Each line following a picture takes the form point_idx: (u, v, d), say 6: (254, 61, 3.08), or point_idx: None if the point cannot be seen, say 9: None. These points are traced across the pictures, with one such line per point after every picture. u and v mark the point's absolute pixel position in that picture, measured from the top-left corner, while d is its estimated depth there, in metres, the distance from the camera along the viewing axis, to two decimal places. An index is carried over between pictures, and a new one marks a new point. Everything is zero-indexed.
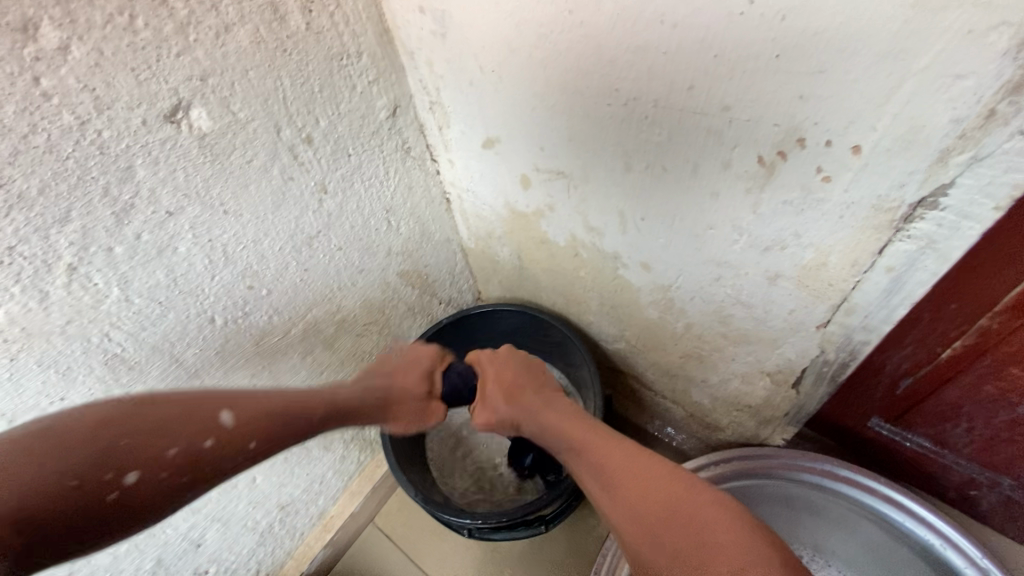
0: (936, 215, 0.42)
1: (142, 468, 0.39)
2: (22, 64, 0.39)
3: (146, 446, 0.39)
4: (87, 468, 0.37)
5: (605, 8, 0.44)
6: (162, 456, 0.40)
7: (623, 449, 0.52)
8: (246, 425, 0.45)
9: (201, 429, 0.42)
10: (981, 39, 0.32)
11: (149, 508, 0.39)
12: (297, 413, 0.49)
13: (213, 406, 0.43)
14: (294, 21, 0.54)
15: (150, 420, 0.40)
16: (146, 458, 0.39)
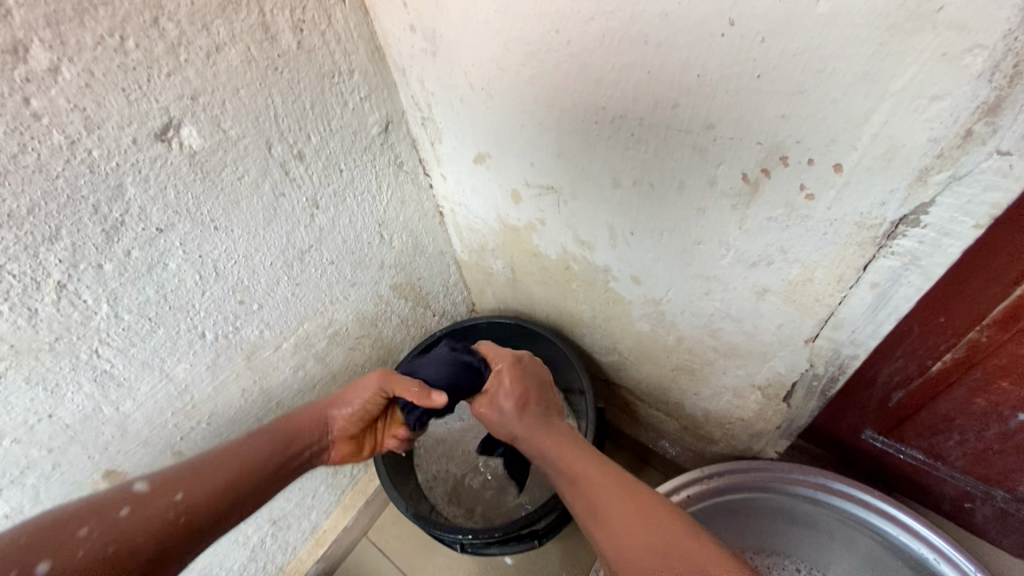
0: (918, 232, 0.42)
1: (56, 554, 0.42)
2: (12, 86, 0.39)
3: (54, 536, 0.43)
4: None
5: (590, 29, 0.45)
6: (76, 536, 0.44)
7: (626, 486, 0.49)
8: (158, 484, 0.49)
9: (110, 505, 0.46)
10: (956, 62, 0.32)
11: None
12: (211, 468, 0.52)
13: (122, 490, 0.48)
14: (285, 40, 0.54)
15: (53, 515, 0.44)
16: (60, 545, 0.42)
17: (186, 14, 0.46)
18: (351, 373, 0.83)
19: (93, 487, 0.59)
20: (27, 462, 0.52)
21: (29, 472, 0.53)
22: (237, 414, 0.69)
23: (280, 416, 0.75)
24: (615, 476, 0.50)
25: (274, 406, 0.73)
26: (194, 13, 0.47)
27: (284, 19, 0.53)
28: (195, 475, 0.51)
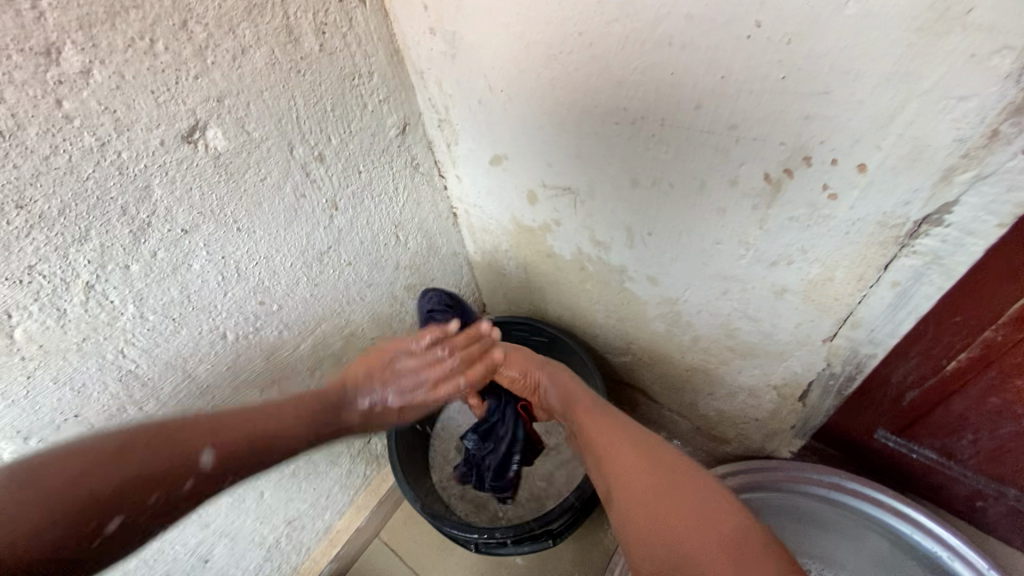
0: (940, 232, 0.42)
1: (124, 513, 0.43)
2: (45, 88, 0.40)
3: (122, 498, 0.42)
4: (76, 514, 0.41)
5: (613, 31, 0.45)
6: (143, 504, 0.44)
7: (653, 458, 0.50)
8: (224, 466, 0.47)
9: (179, 472, 0.45)
10: (984, 62, 0.33)
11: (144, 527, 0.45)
12: (266, 431, 0.51)
13: (191, 448, 0.46)
14: (308, 43, 0.55)
15: (129, 466, 0.43)
16: (128, 504, 0.43)
17: (213, 18, 0.47)
18: None
19: None
20: None
21: None
22: None
23: None
24: (643, 449, 0.51)
25: None
26: (221, 16, 0.47)
27: (307, 22, 0.54)
28: (247, 458, 0.49)
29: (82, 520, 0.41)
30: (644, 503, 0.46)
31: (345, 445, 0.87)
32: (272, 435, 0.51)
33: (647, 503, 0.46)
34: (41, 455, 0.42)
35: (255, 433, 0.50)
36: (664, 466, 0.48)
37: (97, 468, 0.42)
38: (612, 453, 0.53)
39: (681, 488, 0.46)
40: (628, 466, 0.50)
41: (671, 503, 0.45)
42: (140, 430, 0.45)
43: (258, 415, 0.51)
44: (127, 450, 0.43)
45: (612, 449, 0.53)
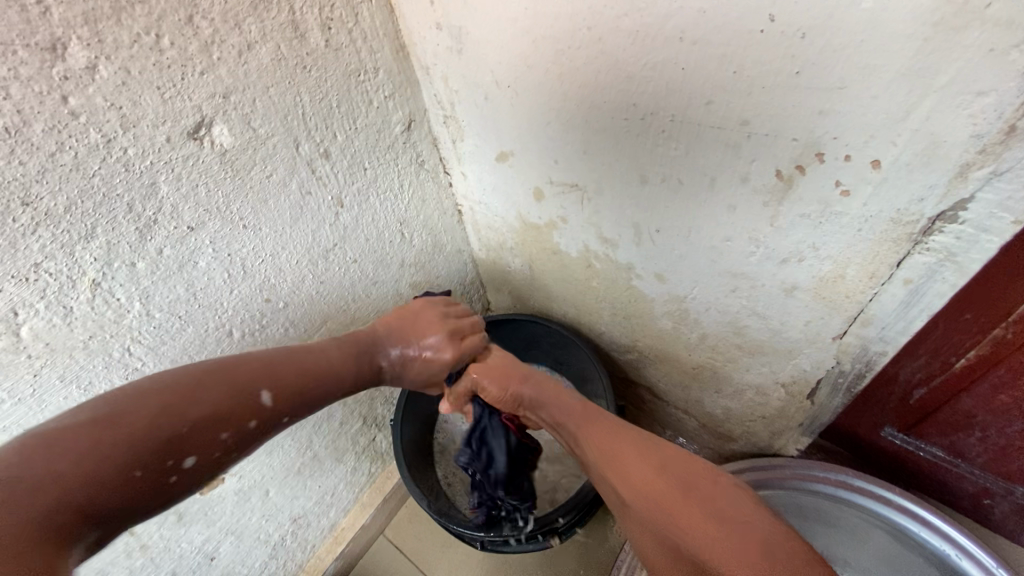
0: (955, 229, 0.42)
1: (198, 452, 0.43)
2: (51, 84, 0.39)
3: (199, 436, 0.43)
4: (154, 454, 0.40)
5: (624, 25, 0.45)
6: (215, 440, 0.44)
7: (658, 456, 0.47)
8: (283, 406, 0.49)
9: (246, 411, 0.46)
10: (1002, 57, 0.32)
11: (211, 472, 0.45)
12: (321, 371, 0.52)
13: (255, 388, 0.47)
14: (314, 39, 0.54)
15: (201, 407, 0.43)
16: (202, 443, 0.43)
17: (219, 13, 0.46)
18: None
19: None
20: None
21: None
22: None
23: None
24: (648, 445, 0.49)
25: None
26: (227, 11, 0.47)
27: (313, 17, 0.53)
28: (306, 398, 0.51)
29: (162, 460, 0.41)
30: (654, 496, 0.44)
31: (351, 443, 0.87)
32: (325, 381, 0.53)
33: (658, 498, 0.44)
34: (104, 399, 0.41)
35: (310, 379, 0.52)
36: (671, 463, 0.46)
37: (174, 404, 0.42)
38: (613, 451, 0.50)
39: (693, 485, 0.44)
40: (631, 463, 0.48)
41: (682, 498, 0.43)
42: (199, 370, 0.45)
43: (310, 361, 0.52)
44: (192, 391, 0.44)
45: (612, 448, 0.51)
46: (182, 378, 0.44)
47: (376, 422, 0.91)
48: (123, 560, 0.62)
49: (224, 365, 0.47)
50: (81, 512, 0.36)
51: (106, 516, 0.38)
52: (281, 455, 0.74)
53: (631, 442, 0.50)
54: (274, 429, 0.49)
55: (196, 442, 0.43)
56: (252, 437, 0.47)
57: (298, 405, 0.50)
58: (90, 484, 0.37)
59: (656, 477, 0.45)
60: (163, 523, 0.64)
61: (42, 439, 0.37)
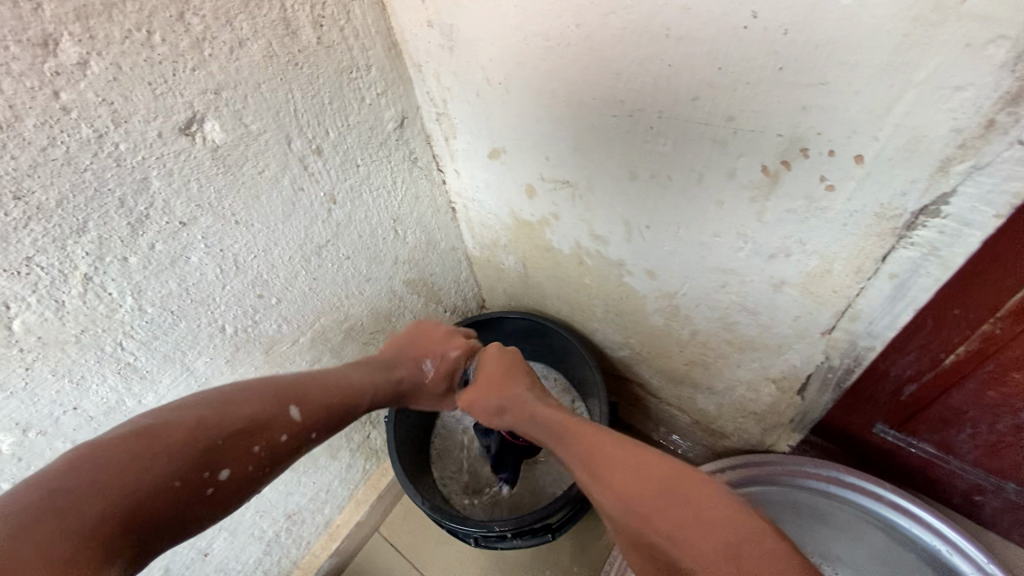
0: (938, 223, 0.42)
1: (233, 465, 0.44)
2: (42, 79, 0.40)
3: (234, 448, 0.44)
4: (193, 465, 0.40)
5: (611, 22, 0.45)
6: (250, 453, 0.45)
7: (646, 462, 0.45)
8: (312, 421, 0.51)
9: (278, 425, 0.48)
10: (980, 51, 0.33)
11: (240, 493, 0.44)
12: (341, 389, 0.55)
13: (284, 403, 0.49)
14: (305, 36, 0.55)
15: (235, 420, 0.45)
16: (235, 456, 0.44)
17: (210, 9, 0.47)
18: None
19: None
20: (53, 453, 0.53)
21: None
22: None
23: None
24: (637, 451, 0.47)
25: None
26: (218, 8, 0.47)
27: (305, 14, 0.54)
28: (331, 412, 0.53)
29: (200, 469, 0.41)
30: (640, 502, 0.42)
31: (345, 440, 0.88)
32: (346, 397, 0.56)
33: (645, 504, 0.42)
34: (142, 417, 0.41)
35: (333, 394, 0.54)
36: (660, 467, 0.44)
37: (211, 417, 0.43)
38: (600, 458, 0.48)
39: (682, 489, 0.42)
40: (617, 469, 0.46)
41: (670, 504, 0.41)
42: (230, 389, 0.47)
43: (331, 378, 0.55)
44: (230, 403, 0.46)
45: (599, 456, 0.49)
46: (213, 396, 0.46)
47: (371, 419, 0.91)
48: None
49: (252, 384, 0.49)
50: (123, 522, 0.35)
51: (145, 529, 0.37)
52: None
53: (620, 449, 0.48)
54: (303, 447, 0.50)
55: (233, 457, 0.44)
56: (281, 455, 0.48)
57: (322, 420, 0.52)
58: (132, 489, 0.36)
59: (644, 483, 0.43)
60: None
61: (85, 451, 0.37)
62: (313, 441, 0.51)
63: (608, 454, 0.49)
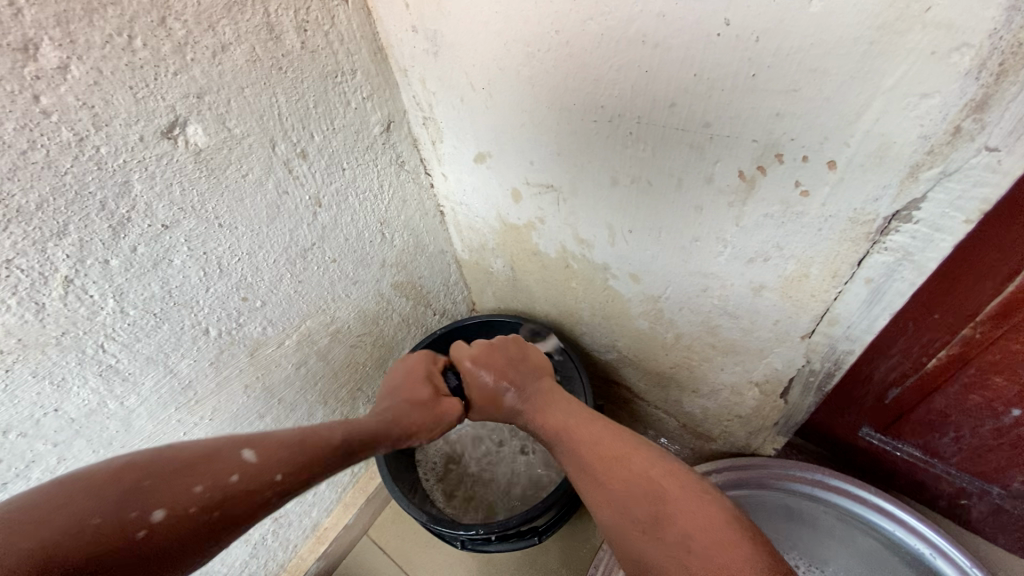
0: (910, 228, 0.43)
1: (170, 504, 0.36)
2: (22, 83, 0.40)
3: (169, 486, 0.37)
4: (115, 505, 0.36)
5: (590, 28, 0.46)
6: (188, 494, 0.36)
7: (624, 460, 0.51)
8: (268, 460, 0.38)
9: (225, 464, 0.38)
10: (944, 60, 0.33)
11: (188, 540, 0.37)
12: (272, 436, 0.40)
13: (235, 443, 0.39)
14: (289, 41, 0.55)
15: (176, 459, 0.38)
16: (173, 493, 0.36)
17: (192, 15, 0.47)
18: (353, 370, 0.84)
19: None
20: (33, 455, 0.52)
21: (34, 465, 0.53)
22: (239, 412, 0.69)
23: (282, 412, 0.75)
24: (615, 447, 0.53)
25: (276, 402, 0.74)
26: (201, 13, 0.48)
27: (288, 20, 0.54)
28: (298, 445, 0.40)
29: (126, 509, 0.36)
30: (619, 501, 0.49)
31: None
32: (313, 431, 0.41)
33: (623, 501, 0.49)
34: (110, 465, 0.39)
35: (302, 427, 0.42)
36: (637, 468, 0.50)
37: (150, 458, 0.38)
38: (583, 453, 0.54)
39: (655, 489, 0.48)
40: (600, 468, 0.52)
41: (644, 504, 0.48)
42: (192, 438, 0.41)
43: (286, 437, 0.40)
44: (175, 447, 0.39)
45: (583, 451, 0.54)
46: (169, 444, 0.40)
47: None
48: None
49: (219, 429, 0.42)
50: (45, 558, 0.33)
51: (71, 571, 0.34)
52: None
53: (599, 443, 0.54)
54: (271, 494, 0.38)
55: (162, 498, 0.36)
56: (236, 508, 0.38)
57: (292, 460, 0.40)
58: (48, 530, 0.34)
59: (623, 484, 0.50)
60: None
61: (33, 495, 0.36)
62: (278, 490, 0.38)
63: (589, 448, 0.53)
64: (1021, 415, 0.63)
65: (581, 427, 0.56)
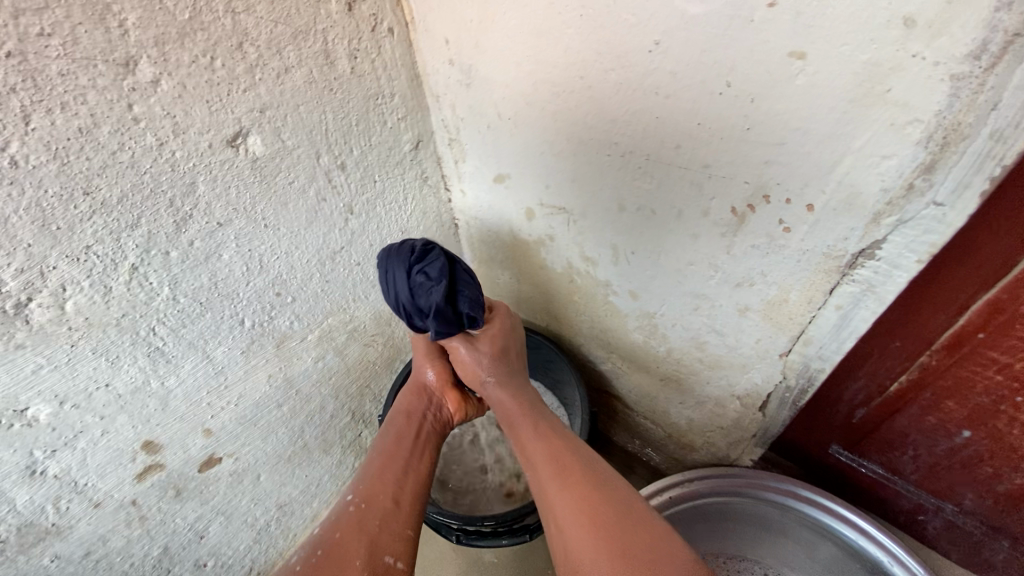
0: (874, 264, 0.50)
1: (332, 545, 0.53)
2: (121, 93, 0.46)
3: (336, 526, 0.55)
4: (323, 559, 0.51)
5: (610, 77, 0.53)
6: (336, 518, 0.57)
7: (585, 484, 0.56)
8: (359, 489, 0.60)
9: (347, 505, 0.58)
10: (901, 130, 0.41)
11: (355, 541, 0.53)
12: (360, 476, 0.62)
13: (339, 502, 0.59)
14: (341, 66, 0.62)
15: (324, 526, 0.56)
16: (336, 537, 0.54)
17: (265, 41, 0.54)
18: (363, 367, 0.90)
19: (132, 457, 0.63)
20: (82, 426, 0.56)
21: (81, 436, 0.57)
22: (261, 399, 0.74)
23: (299, 403, 0.81)
24: (582, 472, 0.57)
25: (294, 393, 0.79)
26: (272, 40, 0.54)
27: (343, 48, 0.61)
28: (370, 469, 0.63)
29: (335, 544, 0.53)
30: (574, 518, 0.53)
31: (339, 436, 0.93)
32: (375, 459, 0.64)
33: (575, 519, 0.53)
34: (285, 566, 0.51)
35: (370, 463, 0.64)
36: (596, 489, 0.55)
37: (301, 548, 0.54)
38: (549, 468, 0.59)
39: (612, 513, 0.52)
40: (568, 484, 0.56)
41: (591, 521, 0.52)
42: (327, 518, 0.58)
43: (352, 484, 0.61)
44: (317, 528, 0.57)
45: (561, 464, 0.59)
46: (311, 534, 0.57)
47: (364, 418, 0.96)
48: (123, 528, 0.66)
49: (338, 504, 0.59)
50: None
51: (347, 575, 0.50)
52: (275, 441, 0.80)
53: (567, 465, 0.59)
54: (383, 481, 0.61)
55: (338, 561, 0.51)
56: (371, 508, 0.57)
57: (364, 483, 0.61)
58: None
59: (581, 504, 0.54)
60: (162, 497, 0.69)
61: None
62: (364, 498, 0.58)
63: (570, 465, 0.59)
64: (971, 436, 0.71)
65: (555, 446, 0.61)
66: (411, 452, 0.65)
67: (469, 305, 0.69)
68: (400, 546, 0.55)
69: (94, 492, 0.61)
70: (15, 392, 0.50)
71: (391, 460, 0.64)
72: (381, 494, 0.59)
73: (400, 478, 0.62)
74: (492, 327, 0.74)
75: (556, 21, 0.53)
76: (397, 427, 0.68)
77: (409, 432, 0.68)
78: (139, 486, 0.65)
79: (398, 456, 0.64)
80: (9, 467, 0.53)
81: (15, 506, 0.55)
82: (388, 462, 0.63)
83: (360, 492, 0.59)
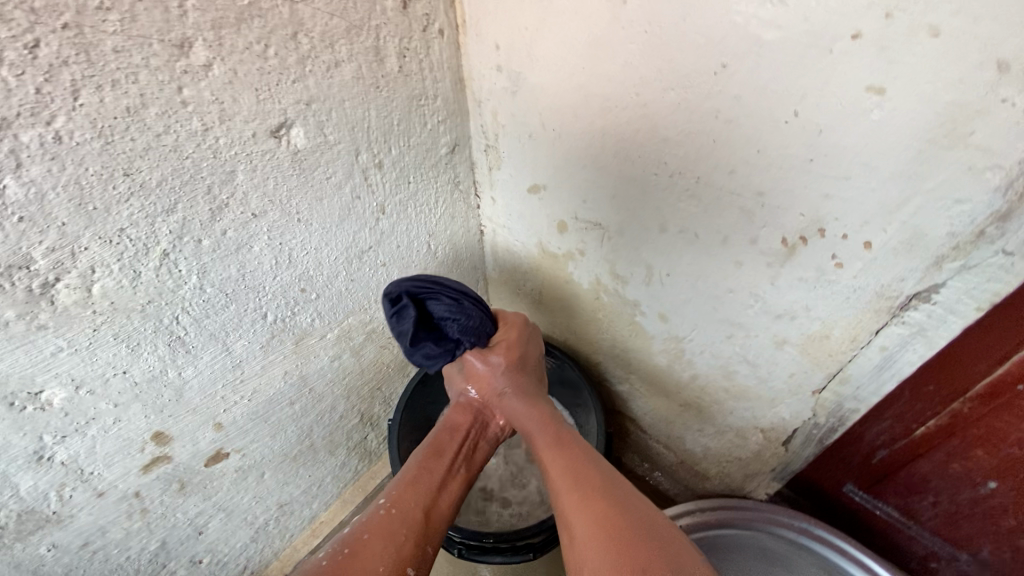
0: (928, 308, 0.49)
1: (361, 544, 0.50)
2: (172, 75, 0.44)
3: (365, 527, 0.52)
4: (354, 557, 0.49)
5: (668, 96, 0.52)
6: (364, 519, 0.54)
7: (608, 494, 0.52)
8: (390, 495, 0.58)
9: (377, 508, 0.55)
10: (980, 173, 0.39)
11: (383, 544, 0.51)
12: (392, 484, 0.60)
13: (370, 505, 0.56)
14: (390, 64, 0.61)
15: (352, 526, 0.53)
16: (364, 538, 0.51)
17: (319, 32, 0.52)
18: (377, 370, 0.88)
19: (141, 447, 0.61)
20: (95, 413, 0.54)
21: (92, 423, 0.55)
22: (275, 396, 0.72)
23: (311, 401, 0.79)
24: (606, 485, 0.54)
25: (307, 391, 0.77)
26: (326, 32, 0.53)
27: (393, 46, 0.60)
28: (401, 479, 0.60)
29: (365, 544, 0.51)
30: (594, 530, 0.49)
31: (346, 438, 0.90)
32: (406, 470, 0.62)
33: (596, 529, 0.49)
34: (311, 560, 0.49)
35: (400, 474, 0.62)
36: (620, 501, 0.51)
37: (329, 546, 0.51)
38: (564, 485, 0.55)
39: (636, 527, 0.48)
40: (590, 494, 0.53)
41: (612, 533, 0.48)
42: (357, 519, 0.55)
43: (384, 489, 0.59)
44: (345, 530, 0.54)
45: (584, 474, 0.56)
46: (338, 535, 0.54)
47: (372, 421, 0.94)
48: (124, 520, 0.64)
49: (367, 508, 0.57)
50: None
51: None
52: (283, 439, 0.78)
53: (591, 476, 0.55)
54: (416, 491, 0.59)
55: (362, 562, 0.49)
56: (402, 516, 0.55)
57: (396, 490, 0.58)
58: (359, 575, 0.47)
59: (602, 514, 0.50)
60: (166, 490, 0.67)
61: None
62: (398, 503, 0.56)
63: (592, 476, 0.55)
64: (997, 487, 0.69)
65: (578, 458, 0.58)
66: (441, 465, 0.63)
67: (461, 330, 0.68)
68: (420, 561, 0.52)
69: (100, 481, 0.59)
70: (32, 373, 0.48)
71: (424, 471, 0.62)
72: (413, 503, 0.57)
73: (432, 492, 0.60)
74: (506, 338, 0.73)
75: (616, 35, 0.52)
76: (432, 442, 0.66)
77: (443, 446, 0.66)
78: (145, 477, 0.63)
79: (431, 467, 0.62)
80: (17, 452, 0.50)
81: (20, 491, 0.53)
82: (420, 473, 0.61)
83: (393, 498, 0.56)
